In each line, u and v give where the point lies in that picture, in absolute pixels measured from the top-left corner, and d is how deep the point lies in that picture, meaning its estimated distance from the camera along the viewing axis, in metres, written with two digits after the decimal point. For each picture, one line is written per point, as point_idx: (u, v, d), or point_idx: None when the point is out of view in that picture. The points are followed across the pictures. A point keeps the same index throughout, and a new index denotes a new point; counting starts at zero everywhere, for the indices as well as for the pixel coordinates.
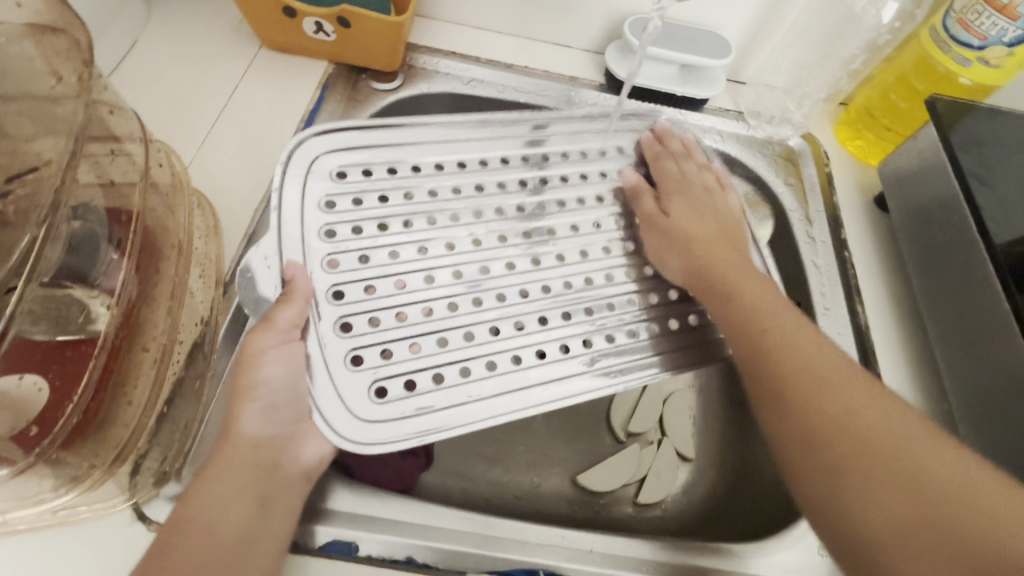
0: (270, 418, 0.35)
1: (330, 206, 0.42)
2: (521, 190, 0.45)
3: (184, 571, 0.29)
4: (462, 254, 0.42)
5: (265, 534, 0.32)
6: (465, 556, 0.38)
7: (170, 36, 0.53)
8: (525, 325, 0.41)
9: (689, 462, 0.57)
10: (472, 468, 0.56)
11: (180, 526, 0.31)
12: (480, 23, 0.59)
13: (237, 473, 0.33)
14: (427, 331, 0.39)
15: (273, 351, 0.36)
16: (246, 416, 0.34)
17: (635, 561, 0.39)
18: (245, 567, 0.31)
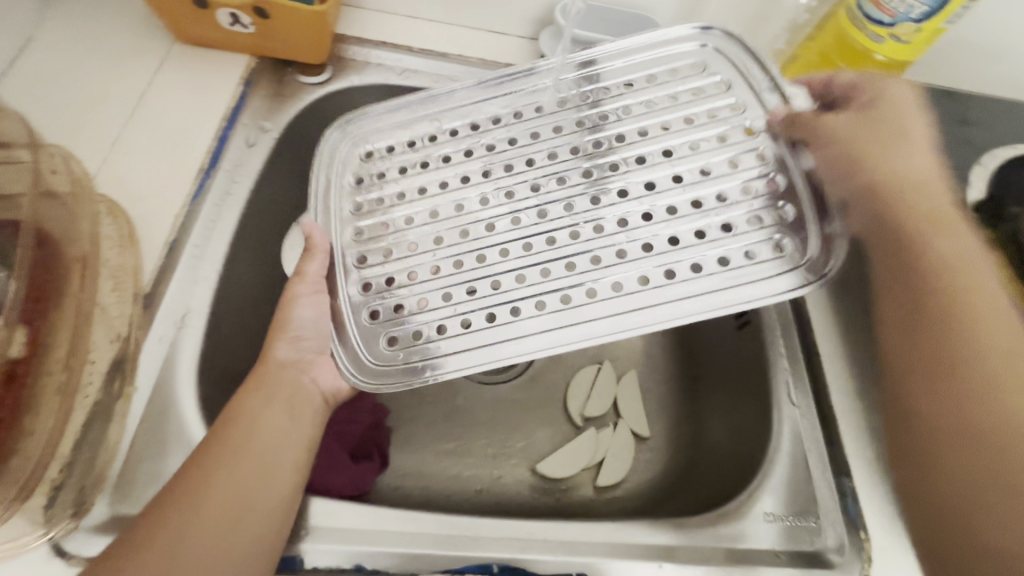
0: (296, 346, 0.40)
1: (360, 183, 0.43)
2: (513, 149, 0.41)
3: (230, 450, 0.34)
4: (462, 215, 0.39)
5: (298, 438, 0.37)
6: (418, 557, 0.37)
7: (69, 31, 0.49)
8: (551, 272, 0.36)
9: (645, 440, 0.58)
10: (431, 465, 0.55)
11: (233, 418, 0.36)
12: (410, 12, 0.57)
13: (274, 389, 0.38)
14: (439, 286, 0.37)
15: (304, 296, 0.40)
16: (277, 346, 0.39)
17: (588, 545, 0.40)
18: (272, 484, 0.35)
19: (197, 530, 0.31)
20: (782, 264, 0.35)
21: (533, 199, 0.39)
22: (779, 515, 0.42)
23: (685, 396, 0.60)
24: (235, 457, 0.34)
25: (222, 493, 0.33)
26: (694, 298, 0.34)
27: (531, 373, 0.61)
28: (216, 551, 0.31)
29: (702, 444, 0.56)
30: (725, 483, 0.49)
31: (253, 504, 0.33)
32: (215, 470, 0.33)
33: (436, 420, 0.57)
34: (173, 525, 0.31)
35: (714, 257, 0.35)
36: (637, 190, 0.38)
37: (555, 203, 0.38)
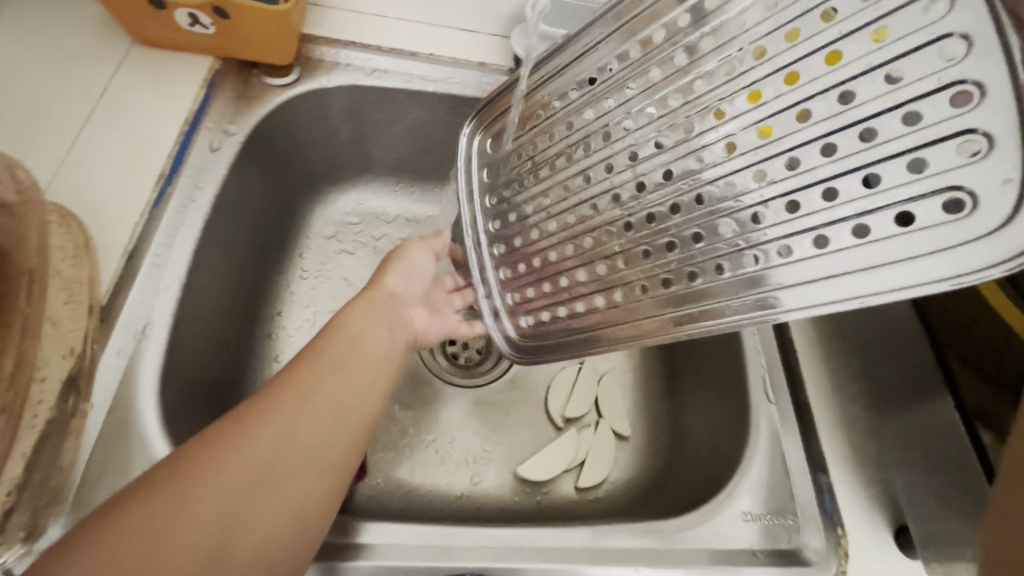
0: (406, 281, 0.46)
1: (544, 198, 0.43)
2: (577, 130, 0.36)
3: (338, 361, 0.38)
4: (573, 202, 0.37)
5: (391, 359, 0.41)
6: (391, 569, 0.37)
7: (22, 32, 0.47)
8: (654, 252, 0.34)
9: (626, 439, 0.58)
10: (410, 471, 0.54)
11: (332, 338, 0.39)
12: (380, 10, 0.56)
13: (379, 310, 0.43)
14: (577, 264, 0.38)
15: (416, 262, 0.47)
16: (392, 276, 0.46)
17: (565, 551, 0.39)
18: (362, 405, 0.37)
19: (304, 427, 0.34)
20: (940, 239, 0.24)
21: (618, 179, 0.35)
22: (758, 515, 0.42)
23: (666, 393, 0.60)
24: (340, 369, 0.37)
25: (312, 408, 0.35)
26: (825, 281, 0.27)
27: (512, 375, 0.60)
28: (324, 445, 0.34)
29: (683, 442, 0.56)
30: (704, 481, 0.49)
31: (350, 411, 0.36)
32: (321, 378, 0.36)
33: (415, 425, 0.57)
34: (261, 435, 0.32)
35: (888, 214, 0.25)
36: (711, 162, 0.30)
37: (658, 173, 0.33)
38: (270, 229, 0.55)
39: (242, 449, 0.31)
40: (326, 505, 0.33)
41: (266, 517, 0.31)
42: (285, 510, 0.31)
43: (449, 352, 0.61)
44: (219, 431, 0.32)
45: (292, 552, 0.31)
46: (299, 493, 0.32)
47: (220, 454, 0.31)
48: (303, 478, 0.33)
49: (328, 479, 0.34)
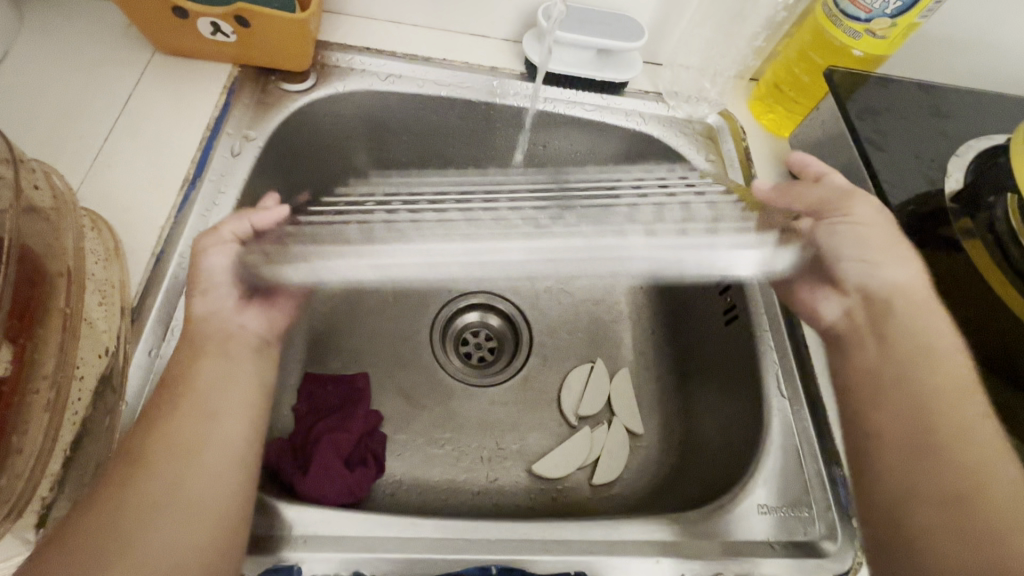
0: (210, 298, 0.41)
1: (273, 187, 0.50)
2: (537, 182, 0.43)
3: (171, 405, 0.36)
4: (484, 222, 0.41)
5: (245, 386, 0.41)
6: (416, 562, 0.38)
7: (48, 42, 0.48)
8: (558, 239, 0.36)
9: (639, 437, 0.58)
10: (427, 470, 0.55)
11: (164, 384, 0.37)
12: (393, 17, 0.57)
13: (199, 347, 0.39)
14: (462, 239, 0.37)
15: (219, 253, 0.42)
16: (196, 300, 0.40)
17: (587, 544, 0.40)
18: (214, 444, 0.36)
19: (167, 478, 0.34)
20: None
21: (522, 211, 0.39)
22: (774, 507, 0.43)
23: (677, 390, 0.60)
24: (193, 412, 0.37)
25: (164, 460, 0.34)
26: None
27: (525, 374, 0.61)
28: (189, 489, 0.34)
29: (696, 439, 0.56)
30: (718, 477, 0.50)
31: (218, 442, 0.37)
32: (177, 429, 0.36)
33: (431, 423, 0.57)
34: (106, 505, 0.32)
35: None
36: None
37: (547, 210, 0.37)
38: None
39: (116, 502, 0.32)
40: (208, 538, 0.33)
41: (146, 561, 0.31)
42: (170, 547, 0.32)
43: (462, 352, 0.62)
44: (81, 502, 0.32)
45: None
46: (176, 532, 0.33)
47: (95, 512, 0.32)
48: (176, 521, 0.33)
49: (207, 509, 0.34)
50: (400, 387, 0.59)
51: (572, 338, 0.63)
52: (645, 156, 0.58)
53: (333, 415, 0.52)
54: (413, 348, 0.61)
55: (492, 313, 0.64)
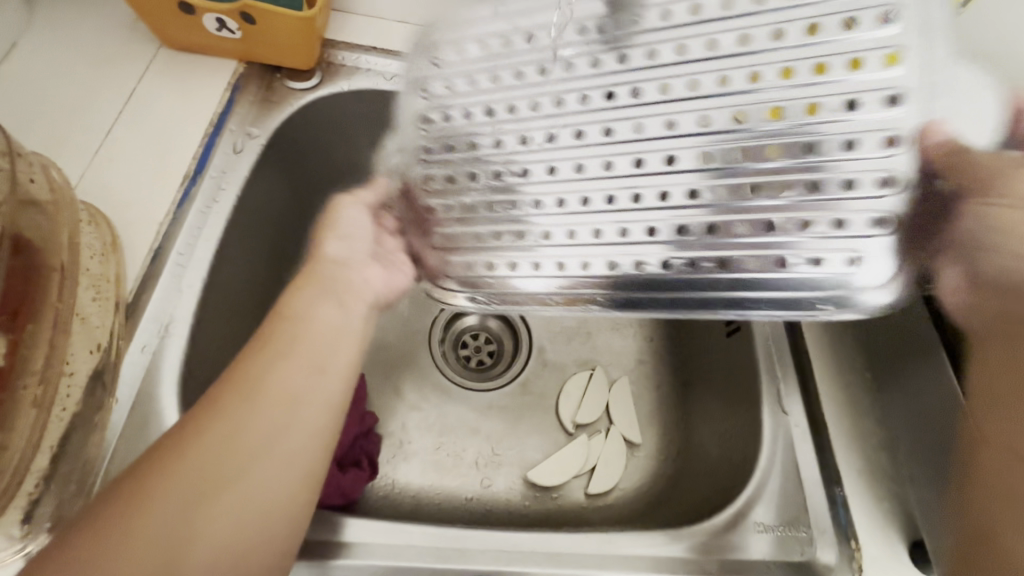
0: (347, 245, 0.42)
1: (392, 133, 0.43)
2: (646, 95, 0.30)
3: (285, 345, 0.35)
4: (570, 148, 0.32)
5: (350, 332, 0.38)
6: (404, 569, 0.37)
7: (56, 36, 0.48)
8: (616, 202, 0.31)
9: (637, 447, 0.58)
10: (422, 473, 0.55)
11: (283, 317, 0.36)
12: (401, 17, 0.57)
13: (320, 283, 0.39)
14: (574, 188, 0.32)
15: (352, 216, 0.43)
16: (328, 243, 0.41)
17: (579, 556, 0.39)
18: (318, 394, 0.35)
19: (259, 418, 0.33)
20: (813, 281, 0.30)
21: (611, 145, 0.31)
22: (771, 525, 0.42)
23: (677, 400, 0.60)
24: (298, 351, 0.35)
25: (274, 399, 0.33)
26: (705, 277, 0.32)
27: (524, 380, 0.61)
28: (282, 442, 0.33)
29: (694, 451, 0.55)
30: (714, 491, 0.49)
31: (317, 389, 0.35)
32: (269, 369, 0.34)
33: (428, 427, 0.57)
34: (212, 438, 0.31)
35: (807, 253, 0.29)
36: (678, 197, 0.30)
37: (619, 155, 0.31)
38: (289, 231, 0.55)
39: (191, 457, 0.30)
40: (298, 489, 0.33)
41: (239, 506, 0.30)
42: (261, 495, 0.31)
43: (461, 356, 0.62)
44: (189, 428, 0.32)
45: (271, 532, 0.31)
46: (266, 477, 0.32)
47: (181, 448, 0.31)
48: (267, 465, 0.32)
49: (299, 456, 0.33)
50: (397, 389, 0.58)
51: (573, 344, 0.62)
52: None
53: None
54: (411, 350, 0.60)
55: (492, 316, 0.64)
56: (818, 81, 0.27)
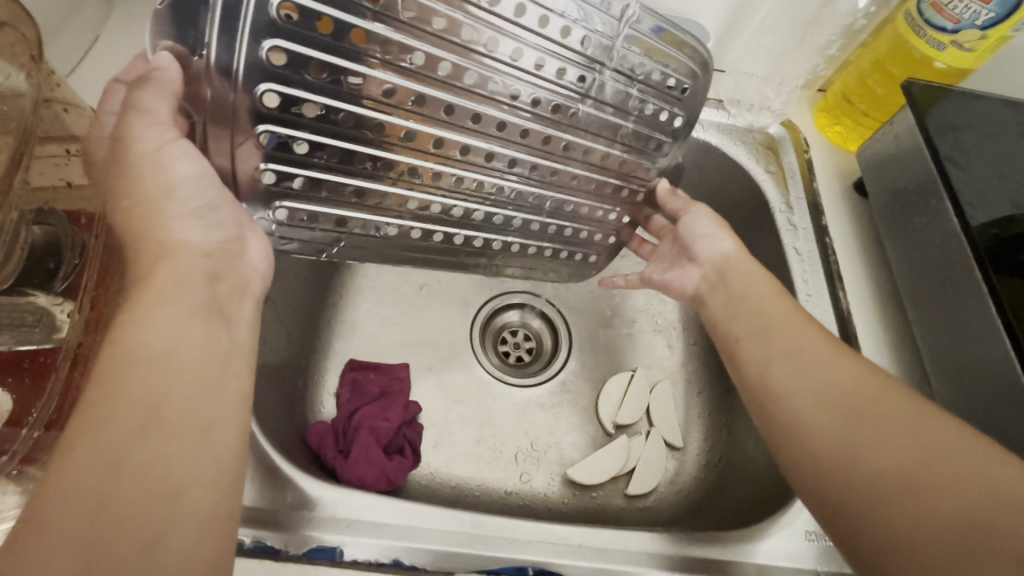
0: (206, 221, 0.33)
1: (285, 20, 0.28)
2: (561, 121, 0.38)
3: (139, 394, 0.28)
4: (484, 139, 0.37)
5: (238, 353, 0.33)
6: (452, 555, 0.38)
7: (134, 30, 0.51)
8: (508, 194, 0.41)
9: (678, 450, 0.57)
10: (462, 465, 0.55)
11: (123, 358, 0.28)
12: None
13: (178, 300, 0.31)
14: (456, 170, 0.38)
15: (167, 149, 0.31)
16: (180, 226, 0.32)
17: (624, 553, 0.39)
18: (208, 435, 0.29)
19: (139, 496, 0.26)
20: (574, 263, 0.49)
21: (522, 148, 0.38)
22: (821, 534, 0.41)
23: (721, 407, 0.59)
24: (173, 403, 0.29)
25: (139, 462, 0.27)
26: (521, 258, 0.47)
27: (564, 377, 0.61)
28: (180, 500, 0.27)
29: (738, 458, 0.55)
30: (760, 498, 0.48)
31: (218, 430, 0.30)
32: (143, 438, 0.27)
33: (469, 420, 0.57)
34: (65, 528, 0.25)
35: (580, 228, 0.46)
36: (545, 201, 0.42)
37: (527, 159, 0.39)
38: None
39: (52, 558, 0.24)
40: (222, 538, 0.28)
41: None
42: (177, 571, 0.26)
43: (500, 351, 0.62)
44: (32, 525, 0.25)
45: None
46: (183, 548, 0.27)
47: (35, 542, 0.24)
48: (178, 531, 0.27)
49: (211, 511, 0.28)
50: (439, 381, 0.59)
51: (615, 344, 0.62)
52: (703, 165, 0.57)
53: (376, 402, 0.53)
54: (452, 342, 0.61)
55: (531, 313, 0.64)
56: (636, 145, 0.42)
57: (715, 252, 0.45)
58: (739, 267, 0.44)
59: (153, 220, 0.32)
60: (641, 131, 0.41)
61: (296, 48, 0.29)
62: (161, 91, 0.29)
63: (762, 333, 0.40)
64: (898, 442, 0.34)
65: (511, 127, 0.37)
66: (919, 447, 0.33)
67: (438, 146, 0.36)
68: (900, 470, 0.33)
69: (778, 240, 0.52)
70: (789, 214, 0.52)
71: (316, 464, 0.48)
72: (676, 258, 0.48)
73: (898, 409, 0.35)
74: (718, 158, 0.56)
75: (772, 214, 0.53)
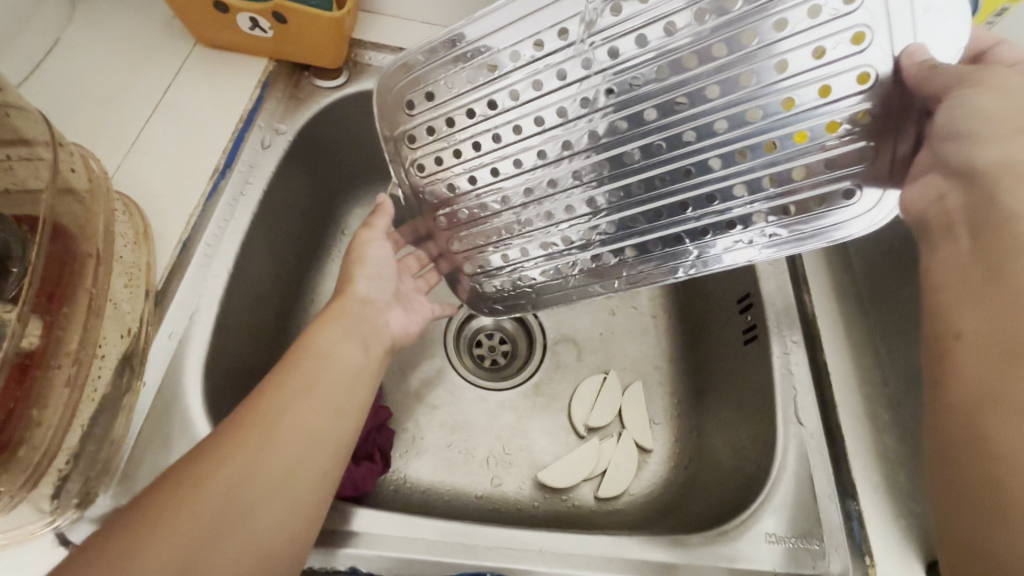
0: (376, 284, 0.45)
1: (411, 107, 0.40)
2: (646, 52, 0.33)
3: (307, 380, 0.36)
4: (570, 117, 0.36)
5: (371, 372, 0.40)
6: (411, 563, 0.38)
7: (97, 32, 0.50)
8: (634, 167, 0.36)
9: (649, 453, 0.58)
10: (431, 470, 0.55)
11: (311, 351, 0.38)
12: (428, 19, 0.58)
13: (344, 323, 0.41)
14: (560, 156, 0.38)
15: (376, 243, 0.47)
16: (359, 281, 0.45)
17: (584, 558, 0.39)
18: (336, 426, 0.36)
19: (284, 455, 0.33)
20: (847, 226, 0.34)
21: (610, 113, 0.35)
22: (783, 537, 0.42)
23: (692, 410, 0.59)
24: (325, 396, 0.36)
25: (299, 430, 0.34)
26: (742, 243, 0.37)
27: (537, 381, 0.61)
28: (302, 468, 0.33)
29: (708, 461, 0.55)
30: (725, 501, 0.49)
31: (345, 424, 0.37)
32: (296, 412, 0.35)
33: (440, 424, 0.57)
34: (225, 468, 0.31)
35: (782, 177, 0.34)
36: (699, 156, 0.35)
37: (635, 114, 0.35)
38: (312, 228, 0.56)
39: (213, 481, 0.30)
40: (316, 506, 0.34)
41: (257, 533, 0.31)
42: (255, 548, 0.30)
43: (475, 356, 0.63)
44: (208, 446, 0.32)
45: (275, 548, 0.31)
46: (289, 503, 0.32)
47: (212, 468, 0.31)
48: (269, 512, 0.31)
49: (299, 506, 0.33)
50: (411, 386, 0.59)
51: (588, 347, 0.62)
52: None
53: None
54: (425, 346, 0.61)
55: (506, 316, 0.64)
56: (815, 24, 0.30)
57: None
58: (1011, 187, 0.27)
59: (346, 275, 0.45)
60: (822, 7, 0.30)
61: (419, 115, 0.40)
62: (382, 214, 0.48)
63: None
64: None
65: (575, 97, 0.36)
66: None
67: (555, 183, 0.39)
68: None
69: None
70: None
71: None
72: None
73: None
74: None
75: None
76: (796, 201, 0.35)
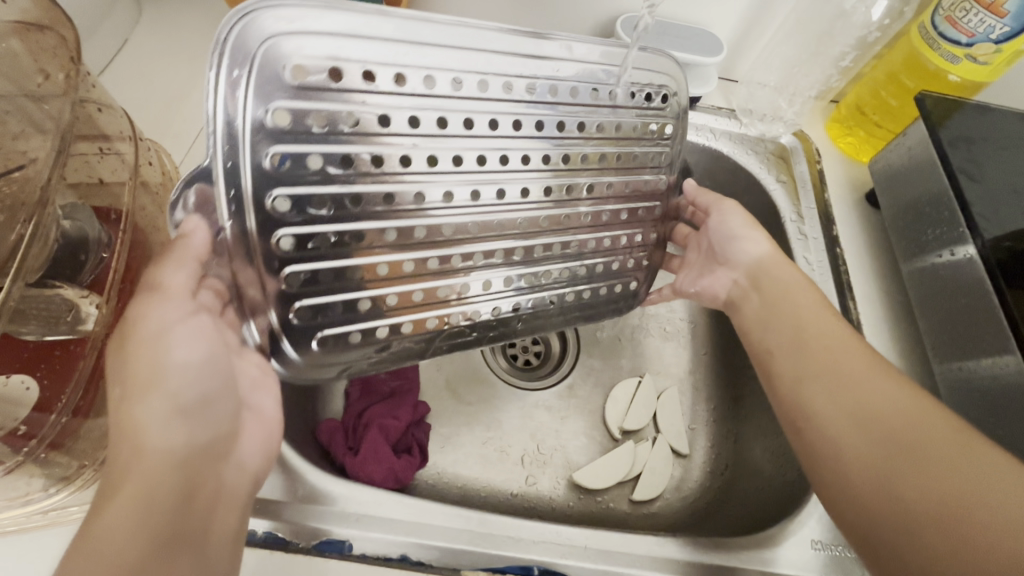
0: (199, 419, 0.29)
1: (270, 143, 0.32)
2: (552, 138, 0.40)
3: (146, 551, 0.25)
4: (485, 173, 0.39)
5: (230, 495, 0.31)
6: (458, 554, 0.38)
7: (162, 34, 0.53)
8: (528, 224, 0.41)
9: (685, 457, 0.57)
10: (467, 467, 0.56)
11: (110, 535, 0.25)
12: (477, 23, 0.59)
13: (156, 489, 0.27)
14: (467, 212, 0.39)
15: (176, 330, 0.30)
16: (155, 424, 0.28)
17: (627, 556, 0.39)
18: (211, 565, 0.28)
19: None
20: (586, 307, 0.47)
21: (522, 175, 0.40)
22: (828, 544, 0.41)
23: (728, 417, 0.59)
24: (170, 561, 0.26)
25: None
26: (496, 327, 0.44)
27: (571, 382, 0.61)
28: None
29: (745, 467, 0.54)
30: (767, 509, 0.48)
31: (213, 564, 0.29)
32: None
33: (477, 420, 0.58)
34: None
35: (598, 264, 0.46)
36: (570, 231, 0.43)
37: (538, 183, 0.41)
38: None
39: None
40: None
41: None
42: None
43: (508, 354, 0.63)
44: None
45: None
46: None
47: None
48: None
49: None
50: (448, 382, 0.59)
51: (623, 351, 0.63)
52: (714, 173, 0.58)
53: (385, 401, 0.54)
54: None
55: None
56: (636, 164, 0.44)
57: (750, 254, 0.46)
58: (770, 273, 0.44)
59: (127, 421, 0.27)
60: (647, 156, 0.45)
61: (299, 145, 0.33)
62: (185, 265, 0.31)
63: (795, 347, 0.40)
64: (935, 471, 0.32)
65: (492, 157, 0.39)
66: (939, 473, 0.32)
67: (467, 230, 0.39)
68: (933, 501, 0.31)
69: (789, 249, 0.52)
70: (799, 223, 0.52)
71: (325, 461, 0.49)
72: (706, 266, 0.49)
73: (949, 465, 0.32)
74: (730, 166, 0.56)
75: (781, 223, 0.53)
76: (563, 289, 0.45)
